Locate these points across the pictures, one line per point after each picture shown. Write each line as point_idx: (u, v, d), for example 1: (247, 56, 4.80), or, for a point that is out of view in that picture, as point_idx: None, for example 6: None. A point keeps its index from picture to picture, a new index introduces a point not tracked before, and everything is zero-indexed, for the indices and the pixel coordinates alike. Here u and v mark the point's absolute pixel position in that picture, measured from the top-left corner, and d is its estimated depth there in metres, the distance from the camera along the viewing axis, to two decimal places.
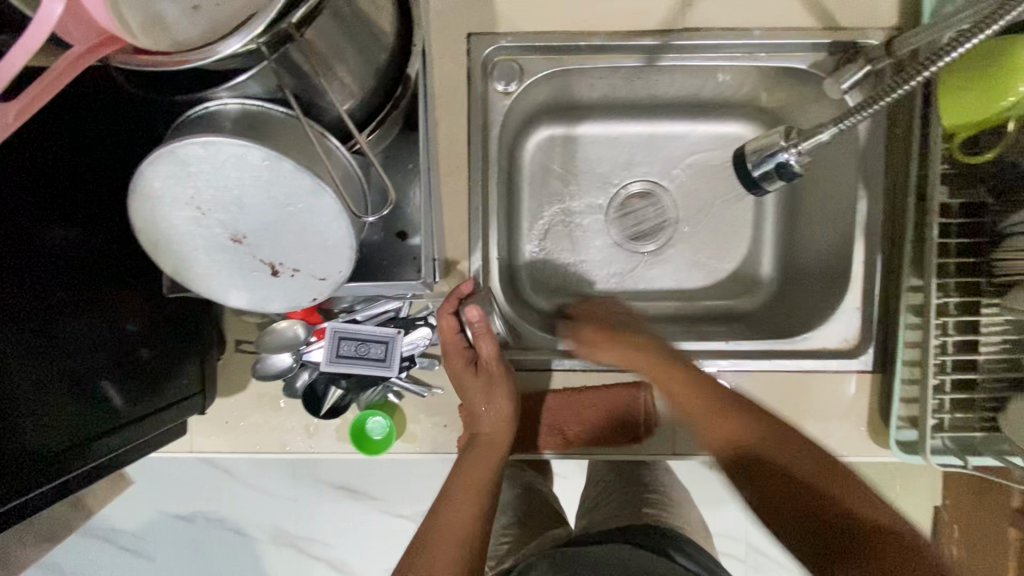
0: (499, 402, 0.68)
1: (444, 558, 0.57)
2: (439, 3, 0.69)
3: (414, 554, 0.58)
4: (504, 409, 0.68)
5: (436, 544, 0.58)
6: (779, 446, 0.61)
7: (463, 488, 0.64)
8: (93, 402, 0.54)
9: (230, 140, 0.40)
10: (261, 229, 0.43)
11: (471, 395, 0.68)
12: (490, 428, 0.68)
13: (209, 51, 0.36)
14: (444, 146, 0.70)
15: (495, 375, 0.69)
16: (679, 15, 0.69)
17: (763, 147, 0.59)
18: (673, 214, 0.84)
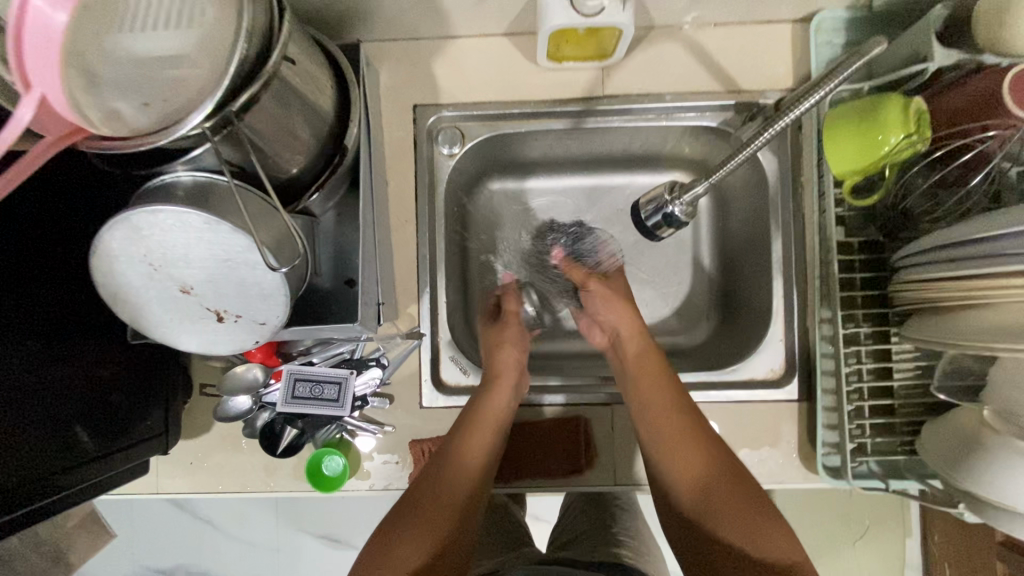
0: (508, 354, 0.77)
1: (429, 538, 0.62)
2: (387, 80, 0.78)
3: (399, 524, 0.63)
4: (507, 383, 0.74)
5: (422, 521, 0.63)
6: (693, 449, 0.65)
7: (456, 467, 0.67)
8: (65, 438, 0.59)
9: (176, 208, 0.47)
10: (206, 281, 0.50)
11: (491, 333, 0.81)
12: (495, 402, 0.72)
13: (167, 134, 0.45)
14: (394, 202, 0.78)
15: (513, 325, 0.82)
16: (599, 83, 0.79)
17: (656, 200, 0.67)
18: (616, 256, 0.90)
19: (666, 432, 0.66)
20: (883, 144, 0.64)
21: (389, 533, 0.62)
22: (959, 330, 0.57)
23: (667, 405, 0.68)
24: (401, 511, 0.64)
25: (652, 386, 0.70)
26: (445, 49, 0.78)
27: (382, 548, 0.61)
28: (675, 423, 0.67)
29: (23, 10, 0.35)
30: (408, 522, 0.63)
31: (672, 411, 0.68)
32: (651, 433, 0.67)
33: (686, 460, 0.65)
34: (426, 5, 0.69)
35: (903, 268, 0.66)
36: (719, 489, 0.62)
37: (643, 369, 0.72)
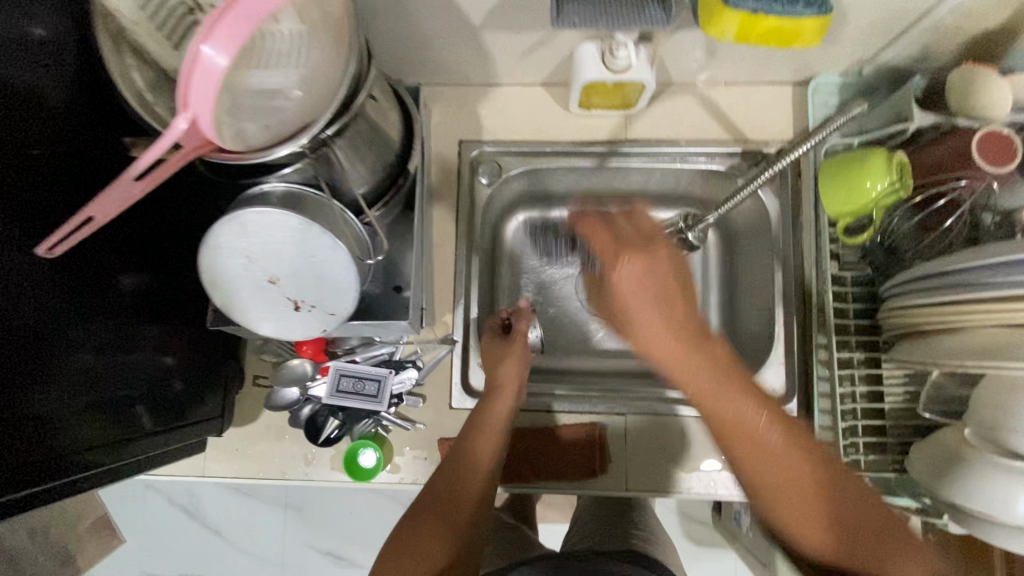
0: (513, 368, 0.81)
1: (444, 534, 0.66)
2: (438, 118, 0.90)
3: (418, 515, 0.67)
4: (511, 392, 0.78)
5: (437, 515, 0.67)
6: (827, 496, 0.57)
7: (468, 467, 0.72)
8: (135, 412, 0.67)
9: (278, 210, 0.57)
10: (292, 273, 0.59)
11: (492, 348, 0.84)
12: (499, 404, 0.77)
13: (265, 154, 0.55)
14: (437, 223, 0.88)
15: (519, 342, 0.84)
16: (622, 129, 0.90)
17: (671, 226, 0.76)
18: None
19: (773, 480, 0.58)
20: (871, 190, 0.73)
21: (408, 527, 0.67)
22: (940, 352, 0.64)
23: (764, 444, 0.58)
24: (418, 507, 0.69)
25: (743, 413, 0.59)
26: (489, 94, 0.90)
27: (398, 546, 0.65)
28: (787, 464, 0.58)
29: (195, 56, 0.45)
30: (422, 519, 0.67)
31: (778, 451, 0.58)
32: (760, 483, 0.58)
33: (815, 514, 0.57)
34: (478, 57, 0.81)
35: (890, 297, 0.73)
36: (804, 476, 0.58)
37: (715, 395, 0.60)
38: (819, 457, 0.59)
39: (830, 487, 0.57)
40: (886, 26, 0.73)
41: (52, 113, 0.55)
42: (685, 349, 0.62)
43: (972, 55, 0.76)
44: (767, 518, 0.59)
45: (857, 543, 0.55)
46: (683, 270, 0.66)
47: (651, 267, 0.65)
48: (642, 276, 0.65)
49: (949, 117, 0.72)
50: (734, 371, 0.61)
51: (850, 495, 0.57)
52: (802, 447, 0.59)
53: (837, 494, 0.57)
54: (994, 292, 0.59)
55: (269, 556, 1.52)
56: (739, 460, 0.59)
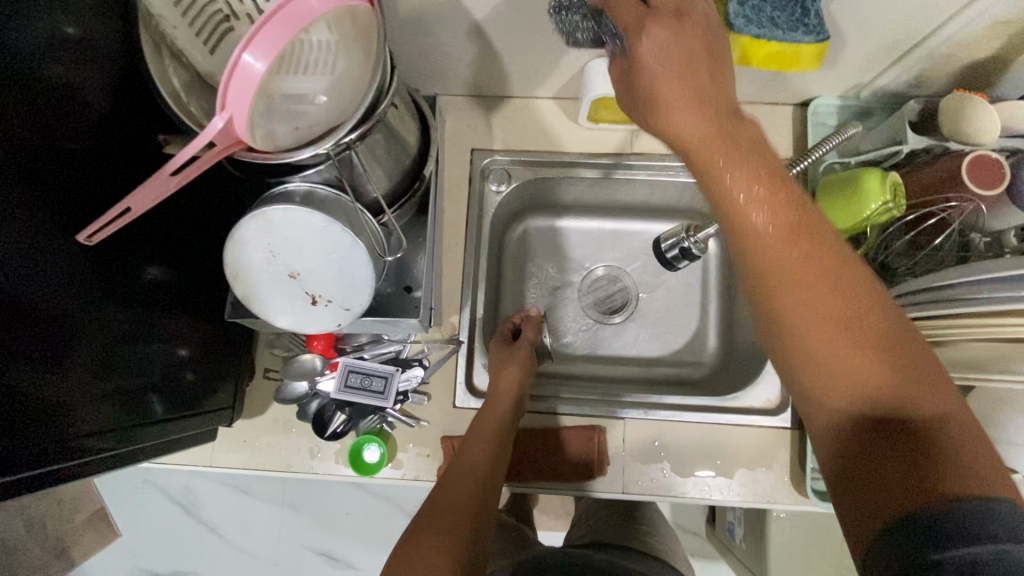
0: (510, 377, 0.84)
1: (449, 542, 0.63)
2: (451, 127, 0.93)
3: (420, 522, 0.67)
4: (507, 401, 0.81)
5: (437, 516, 0.67)
6: (850, 312, 0.46)
7: (467, 473, 0.73)
8: (148, 399, 0.69)
9: (302, 208, 0.60)
10: (311, 269, 0.62)
11: (497, 357, 0.88)
12: (495, 413, 0.80)
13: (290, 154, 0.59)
14: (447, 227, 0.91)
15: (522, 350, 0.88)
16: (629, 141, 0.93)
17: (674, 236, 0.79)
18: (634, 291, 1.03)
19: (796, 303, 0.48)
20: (867, 208, 0.76)
21: (411, 531, 0.66)
22: None
23: (790, 257, 0.48)
24: (421, 524, 0.66)
25: (769, 224, 0.49)
26: (501, 105, 0.94)
27: (402, 559, 0.61)
28: (818, 287, 0.47)
29: (236, 62, 0.48)
30: (427, 529, 0.65)
31: (815, 272, 0.48)
32: (770, 298, 0.49)
33: (847, 349, 0.46)
34: (492, 69, 0.85)
35: None
36: (848, 298, 0.47)
37: (747, 200, 0.50)
38: (865, 284, 0.48)
39: (873, 322, 0.46)
40: (883, 53, 0.76)
41: (92, 110, 0.58)
42: (704, 129, 0.51)
43: (964, 83, 0.80)
44: (786, 349, 0.49)
45: (869, 374, 0.45)
46: (723, 47, 0.51)
47: (681, 45, 0.50)
48: (666, 63, 0.50)
49: (943, 140, 0.75)
50: (788, 184, 0.50)
51: (899, 338, 0.46)
52: (838, 266, 0.48)
53: (865, 317, 0.46)
54: (985, 304, 0.60)
55: (265, 554, 1.53)
56: (760, 271, 0.50)
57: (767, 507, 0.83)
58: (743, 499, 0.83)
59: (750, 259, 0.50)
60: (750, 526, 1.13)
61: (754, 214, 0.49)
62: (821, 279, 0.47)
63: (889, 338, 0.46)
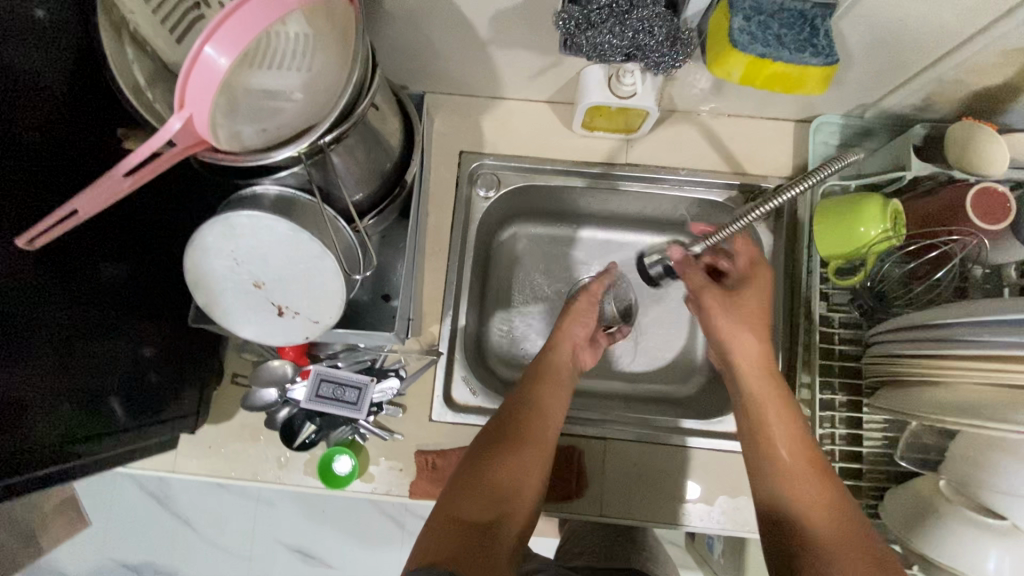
0: (570, 325, 0.84)
1: (515, 479, 0.65)
2: (440, 127, 0.89)
3: (491, 451, 0.67)
4: (569, 348, 0.82)
5: (510, 452, 0.67)
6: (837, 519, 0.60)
7: (533, 411, 0.72)
8: (105, 406, 0.65)
9: (268, 215, 0.56)
10: (277, 279, 0.58)
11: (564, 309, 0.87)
12: (558, 355, 0.81)
13: (256, 156, 0.54)
14: (432, 233, 0.88)
15: (587, 302, 0.87)
16: (623, 151, 0.90)
17: None
18: (631, 297, 0.99)
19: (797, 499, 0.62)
20: (866, 234, 0.73)
21: (481, 460, 0.66)
22: (916, 403, 0.65)
23: (812, 484, 0.63)
24: (488, 450, 0.67)
25: (777, 439, 0.67)
26: (493, 107, 0.90)
27: (466, 483, 0.63)
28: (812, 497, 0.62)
29: (197, 55, 0.44)
30: (496, 458, 0.66)
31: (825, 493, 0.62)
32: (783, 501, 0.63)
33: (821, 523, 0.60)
34: (484, 70, 0.81)
35: (878, 343, 0.73)
36: (822, 499, 0.62)
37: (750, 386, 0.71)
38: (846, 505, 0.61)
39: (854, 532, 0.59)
40: (892, 74, 0.73)
41: (49, 102, 0.54)
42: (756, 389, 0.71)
43: (972, 109, 0.77)
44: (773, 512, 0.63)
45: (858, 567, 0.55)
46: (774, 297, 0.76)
47: (759, 289, 0.75)
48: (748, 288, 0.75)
49: (947, 168, 0.72)
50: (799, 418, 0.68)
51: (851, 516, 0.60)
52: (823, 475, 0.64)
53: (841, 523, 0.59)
54: (975, 349, 0.59)
55: (237, 549, 1.50)
56: (771, 470, 0.65)
57: (747, 537, 0.81)
58: (723, 526, 0.81)
59: (763, 452, 0.67)
60: (730, 544, 1.11)
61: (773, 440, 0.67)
62: (798, 480, 0.63)
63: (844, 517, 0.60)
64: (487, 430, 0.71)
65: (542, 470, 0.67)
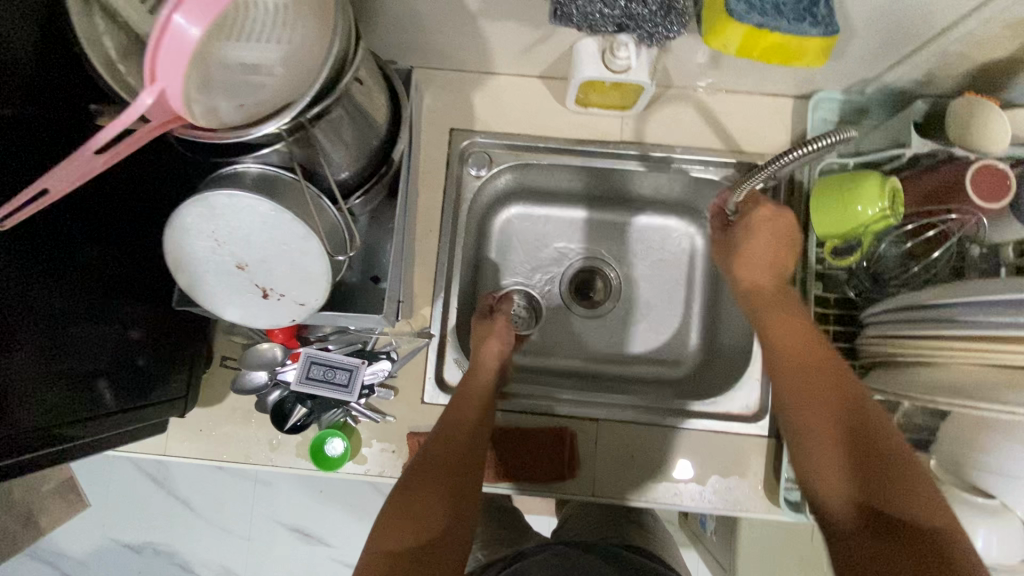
0: (494, 347, 0.81)
1: (444, 504, 0.64)
2: (430, 103, 0.87)
3: (416, 482, 0.65)
4: (495, 366, 0.80)
5: (438, 478, 0.66)
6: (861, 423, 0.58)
7: (457, 434, 0.71)
8: (92, 391, 0.64)
9: (248, 194, 0.54)
10: (260, 261, 0.57)
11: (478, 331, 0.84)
12: (484, 376, 0.78)
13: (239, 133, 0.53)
14: (422, 212, 0.86)
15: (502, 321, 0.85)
16: (617, 128, 0.88)
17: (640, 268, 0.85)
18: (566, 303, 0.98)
19: (813, 413, 0.61)
20: (861, 214, 0.72)
21: (409, 490, 0.65)
22: (911, 384, 0.64)
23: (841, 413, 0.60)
24: (417, 475, 0.66)
25: (788, 351, 0.65)
26: (485, 83, 0.87)
27: (398, 510, 0.63)
28: (830, 409, 0.60)
29: (166, 25, 0.42)
30: (427, 484, 0.65)
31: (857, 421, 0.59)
32: (796, 414, 0.62)
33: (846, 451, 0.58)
34: (473, 43, 0.78)
35: (875, 324, 0.72)
36: (852, 426, 0.59)
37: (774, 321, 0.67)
38: (864, 405, 0.60)
39: (876, 437, 0.58)
40: (893, 47, 0.71)
41: (18, 75, 0.52)
42: (781, 325, 0.67)
43: (975, 84, 0.75)
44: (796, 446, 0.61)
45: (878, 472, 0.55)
46: (788, 228, 0.72)
47: (770, 227, 0.72)
48: (750, 233, 0.72)
49: (947, 145, 0.71)
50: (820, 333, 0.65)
51: (889, 445, 0.57)
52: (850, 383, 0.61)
53: (872, 448, 0.57)
54: (971, 330, 0.59)
55: (235, 528, 1.52)
56: (781, 379, 0.64)
57: (739, 516, 0.82)
58: (714, 506, 0.81)
59: (783, 384, 0.64)
60: (721, 522, 1.12)
61: (789, 374, 0.63)
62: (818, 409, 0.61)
63: (878, 444, 0.57)
64: (412, 462, 0.69)
65: (473, 489, 0.67)
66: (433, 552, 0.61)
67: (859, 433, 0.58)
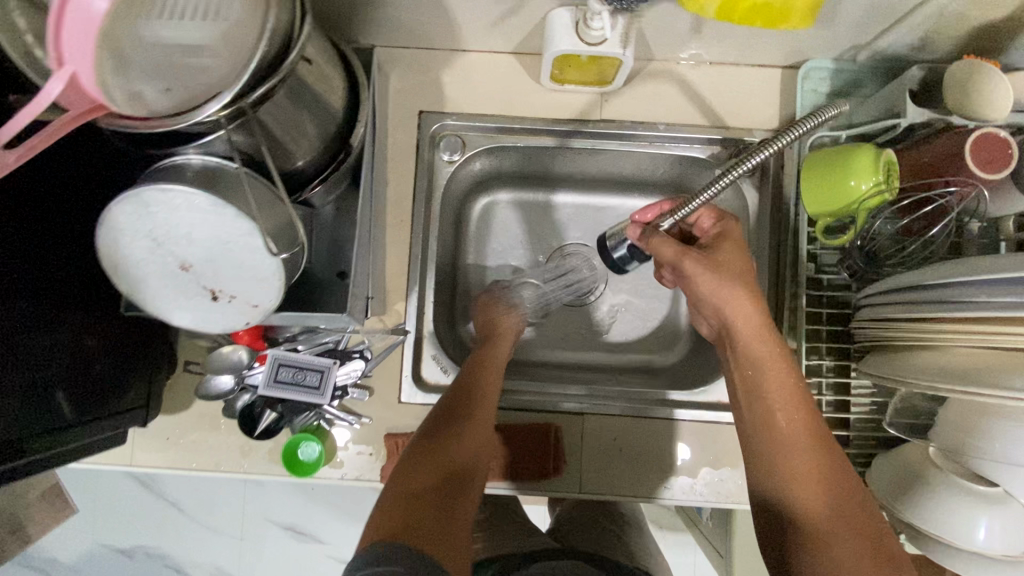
0: (507, 324, 0.83)
1: (459, 458, 0.64)
2: (396, 85, 0.81)
3: (433, 439, 0.66)
4: (507, 341, 0.81)
5: (455, 436, 0.66)
6: (814, 436, 0.61)
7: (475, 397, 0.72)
8: (45, 404, 0.60)
9: (181, 187, 0.49)
10: (204, 260, 0.52)
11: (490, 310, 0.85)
12: (499, 348, 0.79)
13: (184, 117, 0.46)
14: (392, 202, 0.81)
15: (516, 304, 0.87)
16: (598, 107, 0.83)
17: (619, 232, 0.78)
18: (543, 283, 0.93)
19: (779, 433, 0.61)
20: (855, 189, 0.68)
21: (425, 444, 0.65)
22: (910, 369, 0.60)
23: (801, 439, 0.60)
24: (430, 435, 0.66)
25: (769, 372, 0.64)
26: (454, 61, 0.82)
27: (417, 461, 0.63)
28: (797, 435, 0.61)
29: None
30: (445, 440, 0.65)
31: (816, 453, 0.60)
32: (766, 434, 0.62)
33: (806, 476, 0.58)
34: (438, 17, 0.73)
35: (868, 305, 0.68)
36: (811, 456, 0.59)
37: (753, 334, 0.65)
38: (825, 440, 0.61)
39: (831, 470, 0.59)
40: (888, 10, 0.66)
41: None
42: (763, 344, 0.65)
43: (972, 47, 0.71)
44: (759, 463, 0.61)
45: (823, 488, 0.58)
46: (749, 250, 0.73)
47: (732, 239, 0.72)
48: (720, 246, 0.71)
49: (947, 113, 0.66)
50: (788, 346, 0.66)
51: (840, 479, 0.58)
52: (811, 406, 0.63)
53: (827, 481, 0.58)
54: (971, 312, 0.55)
55: (225, 529, 1.49)
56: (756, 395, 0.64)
57: (732, 508, 0.79)
58: (708, 498, 0.78)
59: (756, 399, 0.64)
60: (716, 512, 1.10)
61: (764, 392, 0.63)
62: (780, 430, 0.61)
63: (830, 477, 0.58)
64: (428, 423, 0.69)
65: (484, 449, 0.68)
66: (453, 502, 0.59)
67: (821, 463, 0.59)
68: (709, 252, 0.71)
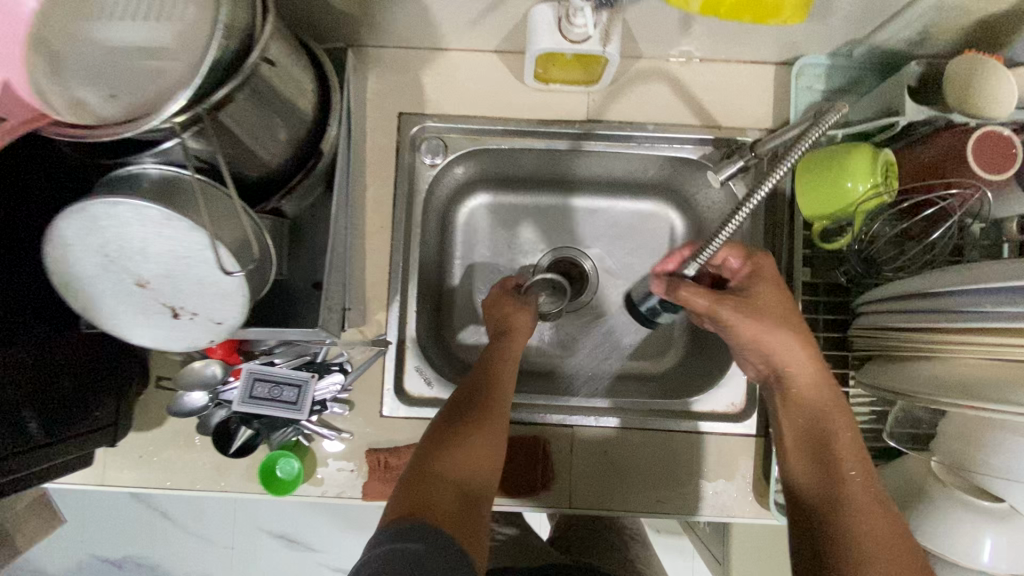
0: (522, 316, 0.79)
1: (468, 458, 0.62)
2: (374, 86, 0.78)
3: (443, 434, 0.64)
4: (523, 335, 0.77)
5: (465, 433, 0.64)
6: (865, 492, 0.59)
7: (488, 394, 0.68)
8: (13, 423, 0.57)
9: (130, 200, 0.46)
10: (162, 276, 0.49)
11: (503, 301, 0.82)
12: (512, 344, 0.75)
13: (133, 126, 0.42)
14: (372, 208, 0.78)
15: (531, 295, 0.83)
16: (585, 106, 0.80)
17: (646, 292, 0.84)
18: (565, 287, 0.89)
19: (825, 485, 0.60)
20: (852, 191, 0.65)
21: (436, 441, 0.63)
22: (913, 382, 0.57)
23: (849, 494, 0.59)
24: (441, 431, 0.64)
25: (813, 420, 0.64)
26: (434, 60, 0.79)
27: (428, 459, 0.61)
28: (845, 489, 0.59)
29: None
30: (453, 438, 0.63)
31: (865, 510, 0.58)
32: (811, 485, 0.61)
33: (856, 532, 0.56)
34: (414, 15, 0.70)
35: (867, 313, 0.65)
36: (860, 512, 0.57)
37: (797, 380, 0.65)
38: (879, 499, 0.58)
39: (884, 530, 0.56)
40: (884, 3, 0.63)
41: None
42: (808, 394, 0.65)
43: (973, 40, 0.68)
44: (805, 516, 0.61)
45: (877, 547, 0.55)
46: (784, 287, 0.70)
47: (771, 280, 0.69)
48: (758, 286, 0.68)
49: (946, 110, 0.63)
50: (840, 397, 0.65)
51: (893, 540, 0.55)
52: (862, 460, 0.61)
53: (879, 539, 0.55)
54: (975, 322, 0.52)
55: (216, 539, 1.46)
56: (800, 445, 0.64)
57: (728, 521, 0.76)
58: (703, 512, 0.76)
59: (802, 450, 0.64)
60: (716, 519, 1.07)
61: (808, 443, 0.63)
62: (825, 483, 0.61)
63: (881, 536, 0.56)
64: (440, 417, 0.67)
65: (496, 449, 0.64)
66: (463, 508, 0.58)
67: (870, 519, 0.57)
68: (745, 294, 0.68)
